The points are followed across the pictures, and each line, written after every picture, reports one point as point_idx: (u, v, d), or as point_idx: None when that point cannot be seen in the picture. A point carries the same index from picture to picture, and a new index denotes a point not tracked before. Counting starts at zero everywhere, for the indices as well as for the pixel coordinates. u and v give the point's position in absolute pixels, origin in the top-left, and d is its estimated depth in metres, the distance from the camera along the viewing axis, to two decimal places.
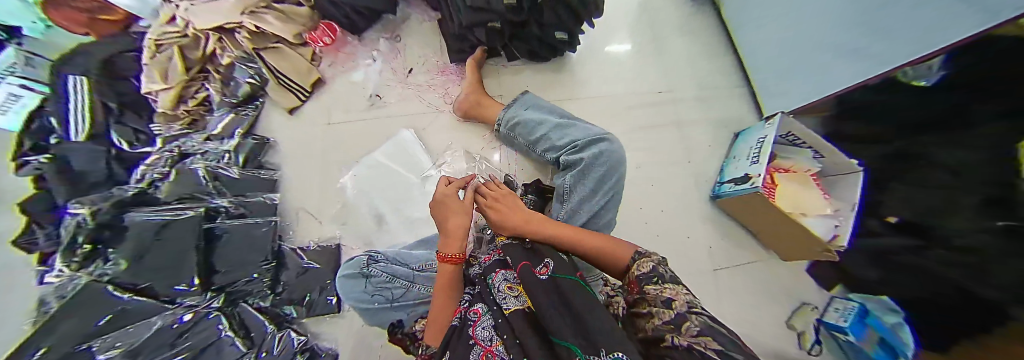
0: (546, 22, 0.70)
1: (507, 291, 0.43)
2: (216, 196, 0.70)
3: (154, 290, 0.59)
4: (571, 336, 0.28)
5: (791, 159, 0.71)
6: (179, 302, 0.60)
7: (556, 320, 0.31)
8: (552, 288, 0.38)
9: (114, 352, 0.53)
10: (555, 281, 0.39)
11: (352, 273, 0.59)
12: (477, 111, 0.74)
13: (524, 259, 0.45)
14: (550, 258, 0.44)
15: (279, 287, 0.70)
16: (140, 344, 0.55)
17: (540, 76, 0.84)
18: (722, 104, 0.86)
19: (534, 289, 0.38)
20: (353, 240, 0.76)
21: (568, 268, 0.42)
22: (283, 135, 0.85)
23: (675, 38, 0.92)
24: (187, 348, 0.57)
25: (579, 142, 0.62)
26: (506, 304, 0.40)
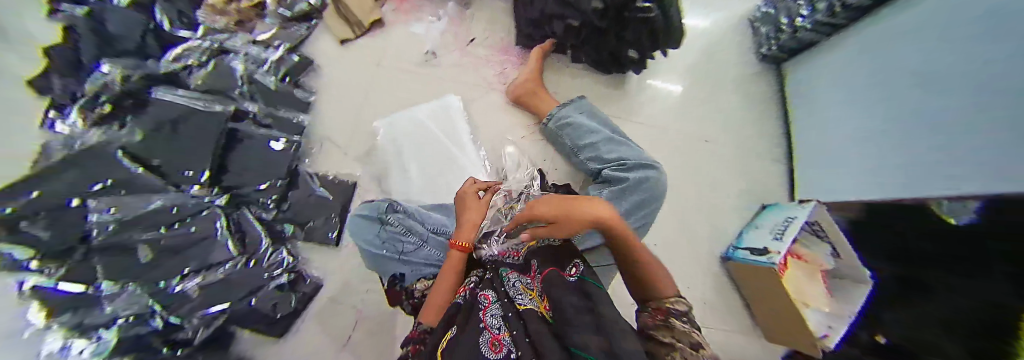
0: (625, 37, 0.70)
1: (522, 288, 0.43)
2: (247, 100, 0.69)
3: (163, 170, 0.54)
4: (598, 352, 0.25)
5: (809, 249, 0.70)
6: (185, 190, 0.56)
7: (579, 330, 0.30)
8: (576, 296, 0.38)
9: (108, 219, 0.47)
10: (578, 292, 0.39)
11: (371, 215, 0.59)
12: (530, 100, 0.74)
13: (552, 263, 0.46)
14: (580, 263, 0.47)
15: (285, 205, 0.67)
16: (137, 218, 0.50)
17: (596, 86, 0.84)
18: (753, 172, 0.89)
19: (555, 295, 0.38)
20: (369, 183, 0.75)
21: (592, 276, 0.44)
22: (327, 62, 0.84)
23: (731, 95, 0.93)
24: (170, 241, 0.52)
25: (628, 162, 0.62)
26: (519, 300, 0.40)
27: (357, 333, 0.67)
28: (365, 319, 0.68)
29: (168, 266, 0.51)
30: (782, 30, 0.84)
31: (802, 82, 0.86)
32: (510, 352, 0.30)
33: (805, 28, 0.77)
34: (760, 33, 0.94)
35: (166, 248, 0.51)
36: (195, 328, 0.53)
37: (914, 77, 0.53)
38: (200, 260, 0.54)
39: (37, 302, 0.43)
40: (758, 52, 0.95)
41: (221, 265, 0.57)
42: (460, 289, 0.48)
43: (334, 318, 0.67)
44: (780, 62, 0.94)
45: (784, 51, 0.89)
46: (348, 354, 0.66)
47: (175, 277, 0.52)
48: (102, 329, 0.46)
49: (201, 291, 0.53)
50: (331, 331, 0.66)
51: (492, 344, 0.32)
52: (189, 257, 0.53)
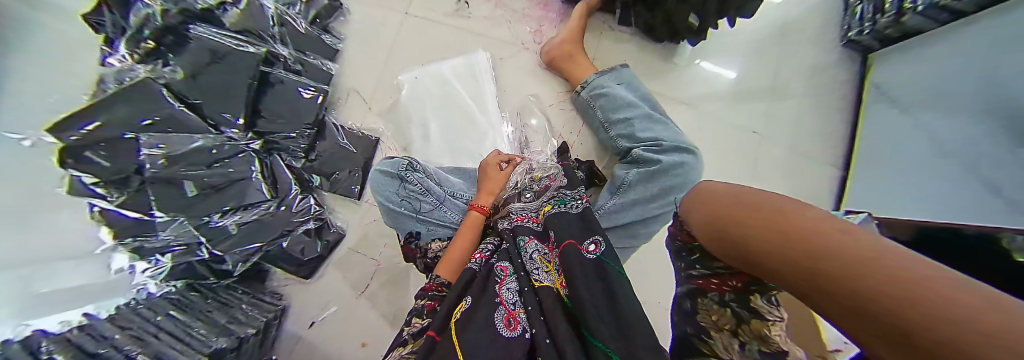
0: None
1: (538, 261, 0.44)
2: (279, 44, 0.67)
3: (202, 111, 0.56)
4: (612, 342, 0.33)
5: None
6: (223, 131, 0.59)
7: (600, 323, 0.34)
8: (596, 273, 0.39)
9: (157, 153, 0.49)
10: (594, 268, 0.40)
11: (389, 171, 0.59)
12: (566, 65, 0.67)
13: (571, 234, 0.45)
14: (600, 236, 0.45)
15: (313, 154, 0.70)
16: (182, 156, 0.52)
17: (642, 54, 0.74)
18: (805, 169, 0.79)
19: (575, 276, 0.39)
20: (390, 138, 0.75)
21: (613, 256, 0.42)
22: (356, 6, 0.79)
23: (801, 80, 0.80)
24: (212, 181, 0.56)
25: (663, 143, 0.56)
26: (536, 275, 0.42)
27: (374, 284, 0.72)
28: (383, 270, 0.72)
29: (210, 202, 0.56)
30: (885, 10, 0.70)
31: (894, 79, 0.73)
32: (525, 330, 0.36)
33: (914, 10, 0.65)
34: (854, 12, 0.78)
35: (210, 186, 0.55)
36: (234, 263, 0.60)
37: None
38: (238, 201, 0.58)
39: (104, 224, 0.49)
40: (843, 38, 0.80)
41: (256, 206, 0.60)
42: (476, 254, 0.49)
43: (354, 267, 0.72)
44: (868, 50, 0.79)
45: (879, 38, 0.74)
46: (364, 301, 0.71)
47: (216, 214, 0.56)
48: (158, 255, 0.54)
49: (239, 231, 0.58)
50: (351, 277, 0.72)
51: (507, 320, 0.37)
52: (228, 195, 0.57)
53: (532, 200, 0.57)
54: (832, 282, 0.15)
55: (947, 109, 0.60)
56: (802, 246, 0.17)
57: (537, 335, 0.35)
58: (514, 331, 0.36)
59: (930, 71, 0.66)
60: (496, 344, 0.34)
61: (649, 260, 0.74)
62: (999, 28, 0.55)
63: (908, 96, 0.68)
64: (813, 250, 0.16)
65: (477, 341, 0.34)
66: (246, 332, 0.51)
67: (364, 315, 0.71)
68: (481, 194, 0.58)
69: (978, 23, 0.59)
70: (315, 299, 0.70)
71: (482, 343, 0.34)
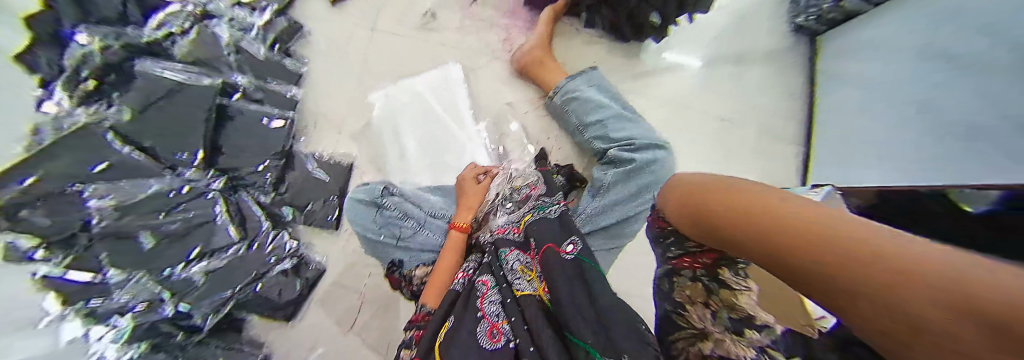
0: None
1: (520, 271, 0.43)
2: (236, 73, 0.64)
3: (156, 152, 0.53)
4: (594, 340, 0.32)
5: None
6: (180, 173, 0.55)
7: (580, 321, 0.34)
8: (576, 274, 0.39)
9: (106, 204, 0.48)
10: (576, 271, 0.39)
11: (365, 198, 0.58)
12: (536, 72, 0.67)
13: (551, 237, 0.45)
14: (578, 236, 0.44)
15: (282, 186, 0.66)
16: (133, 203, 0.50)
17: (611, 54, 0.75)
18: (779, 152, 0.81)
19: (555, 279, 0.38)
20: (366, 164, 0.72)
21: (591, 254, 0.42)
22: (316, 26, 0.76)
23: (760, 66, 0.84)
24: (175, 224, 0.53)
25: (636, 141, 0.57)
26: (518, 285, 0.41)
27: (362, 316, 0.69)
28: (369, 301, 0.69)
29: (172, 250, 0.53)
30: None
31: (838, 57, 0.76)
32: (509, 340, 0.36)
33: None
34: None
35: (170, 230, 0.53)
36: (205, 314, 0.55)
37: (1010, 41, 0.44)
38: (203, 244, 0.55)
39: (53, 291, 0.45)
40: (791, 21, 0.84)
41: (224, 250, 0.57)
42: (459, 274, 0.48)
43: (339, 301, 0.69)
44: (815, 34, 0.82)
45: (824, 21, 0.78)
46: (354, 336, 0.68)
47: (179, 264, 0.53)
48: (117, 315, 0.49)
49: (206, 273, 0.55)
50: (336, 311, 0.68)
51: (490, 332, 0.37)
52: (194, 238, 0.55)
53: (512, 208, 0.55)
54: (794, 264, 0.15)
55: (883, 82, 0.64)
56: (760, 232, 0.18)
57: (521, 345, 0.34)
58: (497, 344, 0.36)
59: None
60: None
61: (638, 257, 0.74)
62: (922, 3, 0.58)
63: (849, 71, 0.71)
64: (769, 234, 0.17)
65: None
66: None
67: (353, 349, 0.68)
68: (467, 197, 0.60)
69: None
70: (300, 338, 0.66)
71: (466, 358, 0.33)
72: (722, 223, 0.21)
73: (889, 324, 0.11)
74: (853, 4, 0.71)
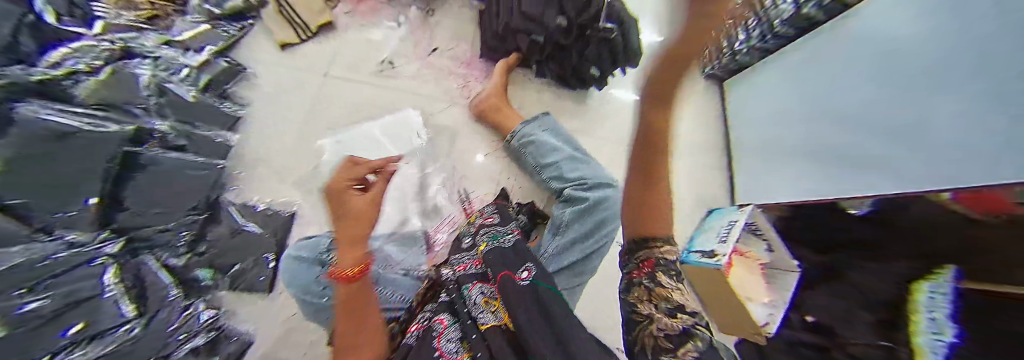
0: (587, 55, 0.70)
1: (484, 305, 0.42)
2: (152, 117, 0.55)
3: (29, 213, 0.40)
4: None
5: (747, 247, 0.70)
6: (56, 235, 0.43)
7: (542, 344, 0.31)
8: (530, 296, 0.39)
9: None
10: (532, 295, 0.39)
11: (305, 256, 0.52)
12: (494, 117, 0.70)
13: (506, 266, 0.46)
14: (531, 263, 0.46)
15: (201, 246, 0.58)
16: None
17: (561, 100, 0.82)
18: (701, 182, 0.96)
19: (512, 302, 0.38)
20: (311, 213, 0.66)
21: (546, 278, 0.43)
22: (261, 69, 0.73)
23: (682, 110, 1.00)
24: (42, 301, 0.37)
25: (589, 181, 0.61)
26: (481, 318, 0.40)
27: None
28: None
29: (44, 336, 0.35)
30: (724, 51, 0.94)
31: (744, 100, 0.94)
32: None
33: (743, 52, 0.88)
34: (705, 54, 1.02)
35: (39, 308, 0.36)
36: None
37: (856, 91, 0.59)
38: (87, 320, 0.40)
39: None
40: (701, 72, 1.03)
41: (110, 333, 0.42)
42: (414, 325, 0.43)
43: None
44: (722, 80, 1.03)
45: (727, 70, 0.98)
46: None
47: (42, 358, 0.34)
48: None
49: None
50: None
51: None
52: (71, 318, 0.39)
53: (470, 244, 0.56)
54: None
55: (780, 121, 0.80)
56: None
57: None
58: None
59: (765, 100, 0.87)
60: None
61: (604, 294, 0.74)
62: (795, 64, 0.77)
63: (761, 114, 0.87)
64: None
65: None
66: None
67: None
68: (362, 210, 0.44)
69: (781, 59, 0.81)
70: None
71: None
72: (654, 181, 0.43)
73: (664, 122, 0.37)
74: (745, 59, 0.90)
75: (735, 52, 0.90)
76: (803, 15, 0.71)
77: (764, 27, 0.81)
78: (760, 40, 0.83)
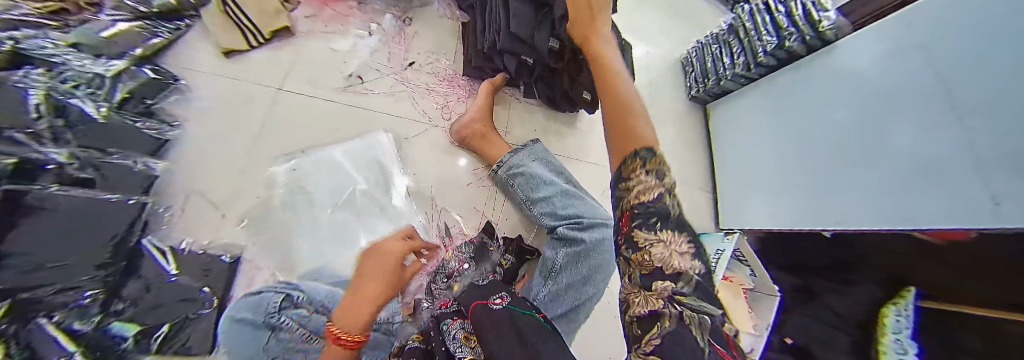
0: (581, 79, 0.65)
1: (462, 337, 0.41)
2: (45, 144, 0.42)
3: None
4: None
5: (732, 271, 0.67)
6: None
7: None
8: (505, 318, 0.39)
9: None
10: (506, 320, 0.38)
11: (247, 317, 0.43)
12: (478, 143, 0.64)
13: (479, 297, 0.47)
14: (505, 294, 0.47)
15: (117, 305, 0.45)
16: None
17: (550, 122, 0.77)
18: (690, 204, 0.94)
19: (484, 323, 0.39)
20: (262, 258, 0.57)
21: (523, 304, 0.45)
22: (199, 80, 0.61)
23: (669, 130, 0.98)
24: None
25: (584, 219, 0.56)
26: (458, 351, 0.38)
27: None
28: None
29: None
30: (709, 76, 0.93)
31: (728, 123, 0.95)
32: None
33: (727, 78, 0.87)
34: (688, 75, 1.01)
35: None
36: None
37: (843, 121, 0.62)
38: None
39: None
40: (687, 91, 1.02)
41: None
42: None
43: None
44: (706, 103, 1.02)
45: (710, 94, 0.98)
46: None
47: None
48: None
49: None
50: None
51: None
52: None
53: (447, 281, 0.58)
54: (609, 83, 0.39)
55: (767, 146, 0.82)
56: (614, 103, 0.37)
57: None
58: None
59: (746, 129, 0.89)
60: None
61: (596, 331, 0.69)
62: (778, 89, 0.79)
63: (751, 139, 0.87)
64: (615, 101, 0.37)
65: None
66: None
67: None
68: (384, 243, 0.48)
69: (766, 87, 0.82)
70: None
71: None
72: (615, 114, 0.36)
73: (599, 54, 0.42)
74: (728, 85, 0.90)
75: (720, 78, 0.89)
76: (785, 48, 0.72)
77: (748, 56, 0.80)
78: (744, 69, 0.82)
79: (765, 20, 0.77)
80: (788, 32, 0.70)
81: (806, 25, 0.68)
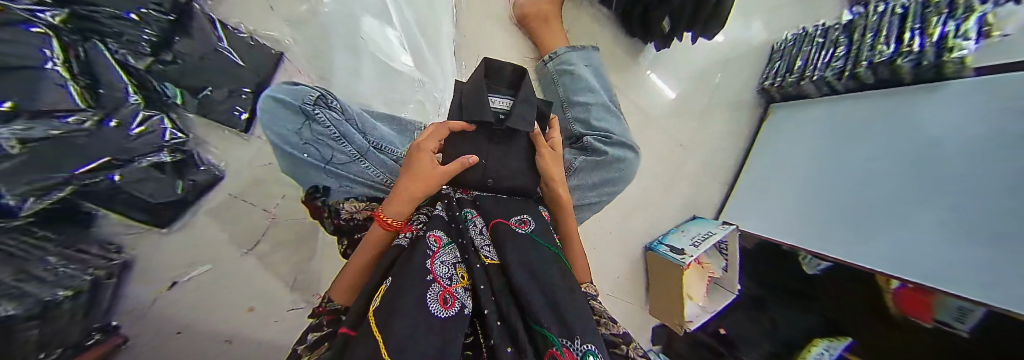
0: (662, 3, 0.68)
1: (487, 235, 0.38)
2: None
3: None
4: (548, 320, 0.27)
5: (709, 259, 0.89)
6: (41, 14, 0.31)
7: (533, 294, 0.29)
8: (529, 244, 0.35)
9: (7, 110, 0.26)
10: (528, 246, 0.34)
11: (291, 103, 0.45)
12: (542, 28, 0.71)
13: (504, 209, 0.41)
14: (528, 217, 0.41)
15: (167, 55, 0.46)
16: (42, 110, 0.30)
17: (613, 52, 0.87)
18: (707, 183, 1.03)
19: (506, 243, 0.34)
20: (303, 65, 0.62)
21: (547, 236, 0.39)
22: None
23: (722, 110, 1.02)
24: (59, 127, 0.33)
25: (613, 136, 0.57)
26: (484, 251, 0.35)
27: (267, 241, 0.65)
28: (281, 225, 0.67)
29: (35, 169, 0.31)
30: (793, 72, 0.92)
31: (777, 128, 1.00)
32: (464, 308, 0.28)
33: (812, 79, 0.86)
34: (764, 75, 1.02)
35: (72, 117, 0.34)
36: (25, 197, 0.31)
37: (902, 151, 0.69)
38: (84, 150, 0.37)
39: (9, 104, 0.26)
40: (760, 82, 1.02)
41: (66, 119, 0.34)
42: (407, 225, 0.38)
43: (239, 217, 0.63)
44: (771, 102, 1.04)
45: (782, 92, 0.98)
46: (253, 260, 0.63)
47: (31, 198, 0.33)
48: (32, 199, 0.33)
49: (60, 136, 0.33)
50: (232, 229, 0.62)
51: (443, 298, 0.27)
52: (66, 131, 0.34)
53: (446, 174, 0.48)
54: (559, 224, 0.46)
55: (790, 156, 0.93)
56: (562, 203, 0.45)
57: (489, 316, 0.29)
58: (450, 312, 0.26)
59: (799, 137, 0.93)
60: (430, 329, 0.23)
61: (589, 235, 0.88)
62: (864, 108, 0.80)
63: (778, 140, 0.98)
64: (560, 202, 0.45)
65: (408, 332, 0.21)
66: (53, 294, 0.37)
67: (248, 277, 0.62)
68: (392, 201, 0.38)
69: (865, 100, 0.80)
70: (176, 248, 0.57)
71: (417, 327, 0.22)
72: (564, 216, 0.46)
73: (556, 205, 0.46)
74: (806, 87, 0.90)
75: (802, 77, 0.89)
76: (895, 66, 0.70)
77: (849, 62, 0.79)
78: (835, 75, 0.82)
79: (889, 23, 0.74)
80: (906, 49, 0.68)
81: (929, 42, 0.65)
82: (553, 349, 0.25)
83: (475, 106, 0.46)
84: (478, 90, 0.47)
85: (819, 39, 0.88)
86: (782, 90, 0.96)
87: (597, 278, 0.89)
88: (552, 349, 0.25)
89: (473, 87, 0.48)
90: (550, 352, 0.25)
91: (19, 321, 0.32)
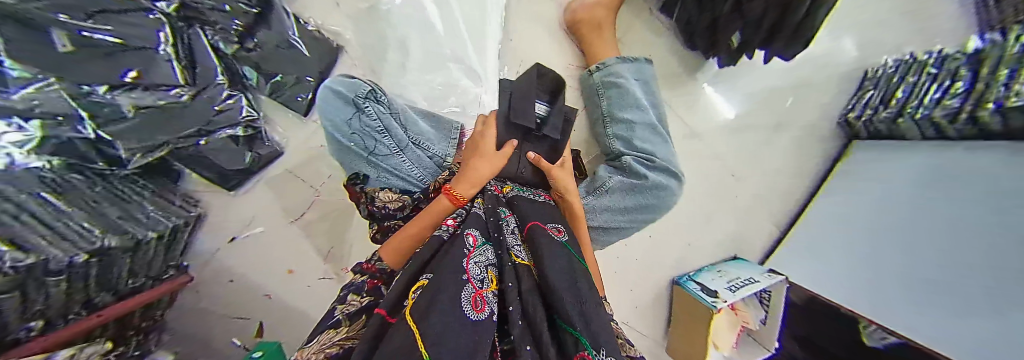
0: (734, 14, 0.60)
1: (520, 237, 0.35)
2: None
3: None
4: (578, 321, 0.24)
5: (746, 306, 0.80)
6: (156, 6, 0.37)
7: (564, 296, 0.25)
8: (559, 253, 0.31)
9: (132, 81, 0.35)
10: (559, 251, 0.31)
11: (344, 94, 0.48)
12: (591, 37, 0.68)
13: (538, 215, 0.38)
14: (561, 225, 0.38)
15: (250, 44, 0.52)
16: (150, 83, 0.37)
17: (667, 65, 0.81)
18: (758, 220, 0.92)
19: (539, 245, 0.32)
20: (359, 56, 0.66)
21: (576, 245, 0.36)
22: None
23: (787, 140, 0.89)
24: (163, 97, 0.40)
25: (655, 160, 0.53)
26: (515, 250, 0.33)
27: (311, 214, 0.70)
28: (322, 202, 0.70)
29: (136, 128, 0.38)
30: (890, 106, 0.74)
31: (854, 168, 0.85)
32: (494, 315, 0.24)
33: (912, 116, 0.68)
34: (850, 104, 0.86)
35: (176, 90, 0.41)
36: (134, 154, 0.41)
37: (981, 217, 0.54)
38: (179, 119, 0.44)
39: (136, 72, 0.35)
40: (843, 113, 0.87)
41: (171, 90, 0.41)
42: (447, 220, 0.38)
43: (291, 190, 0.69)
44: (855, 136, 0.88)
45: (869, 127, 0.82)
46: (297, 230, 0.69)
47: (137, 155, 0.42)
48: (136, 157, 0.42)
49: (164, 105, 0.40)
50: (282, 199, 0.69)
51: (475, 300, 0.24)
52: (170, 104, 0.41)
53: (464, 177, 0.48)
54: (576, 230, 0.44)
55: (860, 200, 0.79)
56: (572, 211, 0.45)
57: (512, 312, 0.25)
58: (481, 316, 0.23)
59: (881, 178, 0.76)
60: (465, 330, 0.20)
61: (612, 255, 0.85)
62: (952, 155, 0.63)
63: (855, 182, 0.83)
64: (571, 209, 0.45)
65: (443, 326, 0.19)
66: (145, 234, 0.45)
67: (287, 243, 0.69)
68: (462, 180, 0.40)
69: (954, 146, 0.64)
70: (236, 209, 0.66)
71: (450, 323, 0.20)
72: (577, 224, 0.45)
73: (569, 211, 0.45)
74: (901, 125, 0.72)
75: (900, 113, 0.71)
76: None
77: (970, 101, 0.58)
78: (948, 116, 0.61)
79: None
80: None
81: None
82: (585, 352, 0.22)
83: (522, 110, 0.44)
84: (527, 95, 0.45)
85: (932, 69, 0.69)
86: (869, 127, 0.81)
87: (613, 301, 0.86)
88: (584, 352, 0.22)
89: (521, 89, 0.45)
90: (581, 356, 0.22)
91: (117, 252, 0.40)
